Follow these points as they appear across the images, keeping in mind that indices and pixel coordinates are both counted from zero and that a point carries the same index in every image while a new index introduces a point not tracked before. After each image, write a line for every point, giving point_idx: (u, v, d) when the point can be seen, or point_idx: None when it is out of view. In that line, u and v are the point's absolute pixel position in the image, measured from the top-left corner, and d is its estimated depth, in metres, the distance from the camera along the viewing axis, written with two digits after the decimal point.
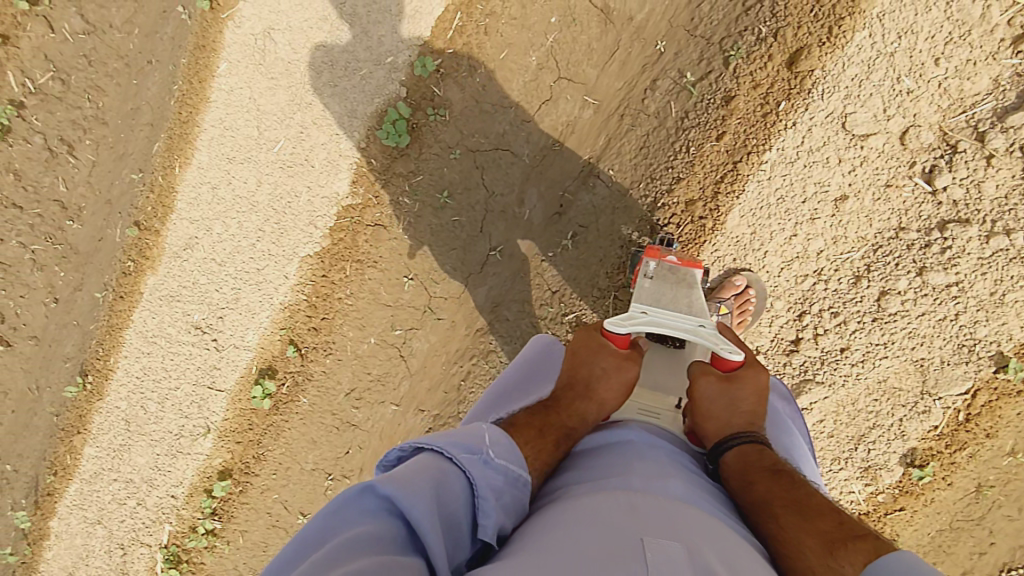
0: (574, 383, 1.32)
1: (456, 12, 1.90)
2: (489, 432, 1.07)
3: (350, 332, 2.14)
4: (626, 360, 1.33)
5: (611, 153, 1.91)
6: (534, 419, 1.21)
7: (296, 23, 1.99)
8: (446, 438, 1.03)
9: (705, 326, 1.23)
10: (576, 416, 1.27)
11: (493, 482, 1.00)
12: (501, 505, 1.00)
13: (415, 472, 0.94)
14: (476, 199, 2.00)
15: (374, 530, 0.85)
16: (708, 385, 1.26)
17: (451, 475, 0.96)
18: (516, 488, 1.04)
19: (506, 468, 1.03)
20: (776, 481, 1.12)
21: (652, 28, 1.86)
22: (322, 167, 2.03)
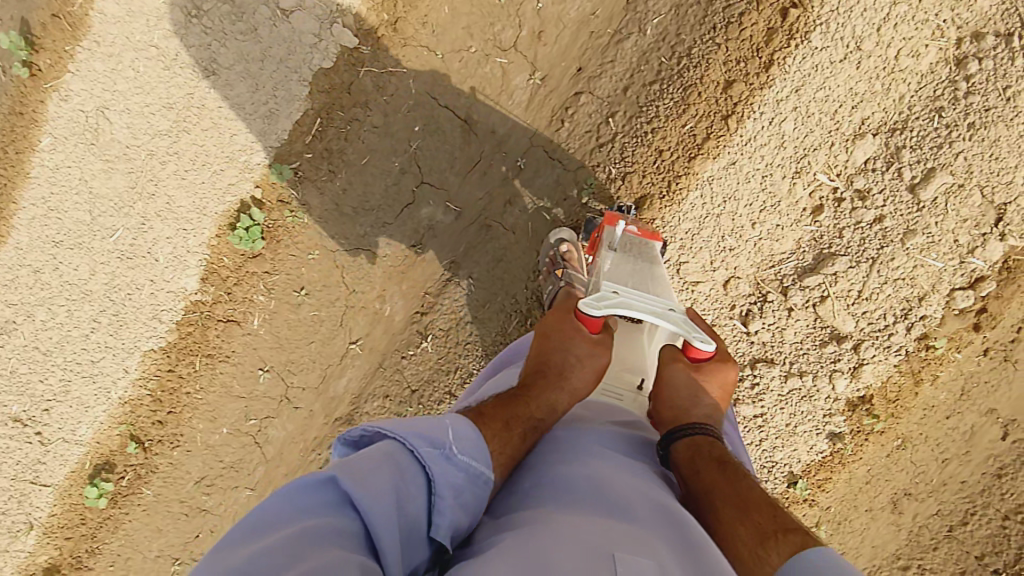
0: (547, 368, 1.25)
1: (316, 116, 1.83)
2: (448, 422, 0.99)
3: (199, 425, 2.06)
4: (598, 347, 1.29)
5: (470, 261, 1.97)
6: (501, 410, 1.12)
7: (136, 106, 1.82)
8: (416, 425, 0.96)
9: (678, 309, 1.27)
10: (546, 407, 1.19)
11: (454, 479, 0.93)
12: (461, 504, 0.93)
13: (376, 467, 0.87)
14: (336, 295, 1.99)
15: (330, 528, 0.79)
16: (677, 370, 1.26)
17: (411, 472, 0.89)
18: (479, 485, 0.96)
19: (470, 465, 0.95)
20: (721, 472, 1.09)
21: (514, 142, 1.91)
22: (167, 261, 1.91)
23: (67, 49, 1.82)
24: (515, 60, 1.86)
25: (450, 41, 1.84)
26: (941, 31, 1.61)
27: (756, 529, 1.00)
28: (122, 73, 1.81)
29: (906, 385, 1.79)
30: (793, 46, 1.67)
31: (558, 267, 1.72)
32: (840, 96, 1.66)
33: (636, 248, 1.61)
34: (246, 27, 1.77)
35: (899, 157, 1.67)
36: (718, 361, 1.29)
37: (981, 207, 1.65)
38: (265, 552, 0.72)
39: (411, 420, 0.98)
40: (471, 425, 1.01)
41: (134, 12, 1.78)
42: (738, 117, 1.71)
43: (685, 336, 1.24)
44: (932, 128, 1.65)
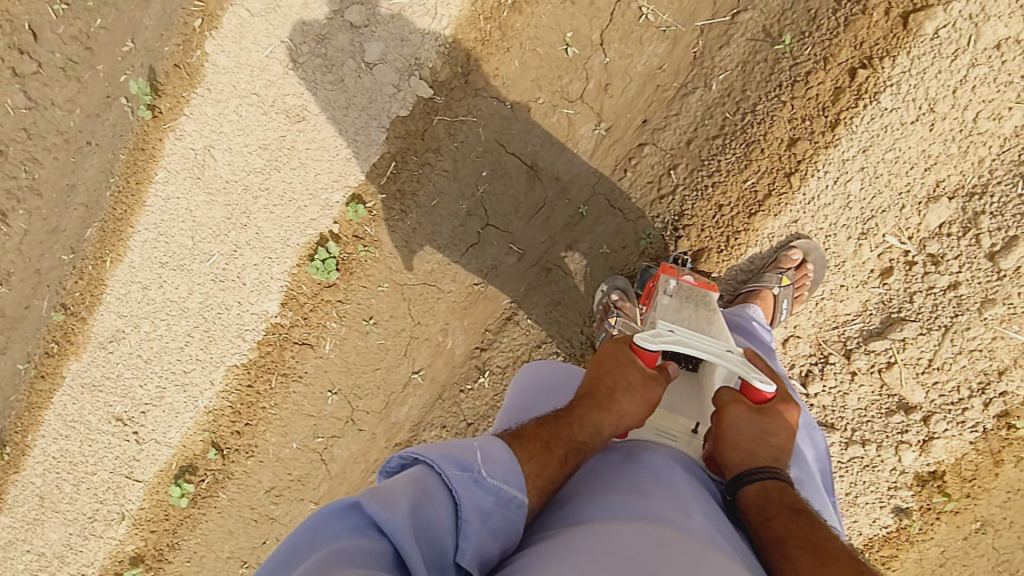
0: (596, 392, 1.28)
1: (391, 160, 1.97)
2: (481, 446, 1.04)
3: (272, 438, 2.23)
4: (650, 382, 1.28)
5: (530, 302, 2.03)
6: (543, 430, 1.17)
7: (237, 146, 2.05)
8: (444, 448, 1.01)
9: (735, 351, 1.22)
10: (590, 428, 1.21)
11: (483, 503, 0.96)
12: (489, 528, 0.96)
13: (400, 491, 0.92)
14: (401, 326, 2.11)
15: (358, 543, 0.84)
16: (740, 413, 1.19)
17: (437, 495, 0.94)
18: (510, 509, 1.00)
19: (499, 488, 0.99)
20: (795, 520, 1.05)
21: (577, 190, 1.96)
22: (253, 286, 2.10)
23: (185, 95, 2.08)
24: (582, 111, 1.91)
25: (519, 93, 1.91)
26: None
27: None
28: (226, 116, 2.04)
29: (983, 464, 1.64)
30: (861, 107, 1.59)
31: (610, 314, 1.76)
32: (908, 150, 1.57)
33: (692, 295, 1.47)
34: (334, 77, 1.93)
35: (977, 223, 1.55)
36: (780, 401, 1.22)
37: None
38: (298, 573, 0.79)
39: (446, 443, 1.03)
40: (506, 447, 1.06)
41: (240, 64, 2.00)
42: (801, 175, 1.66)
43: (745, 375, 1.19)
44: (1016, 195, 1.51)
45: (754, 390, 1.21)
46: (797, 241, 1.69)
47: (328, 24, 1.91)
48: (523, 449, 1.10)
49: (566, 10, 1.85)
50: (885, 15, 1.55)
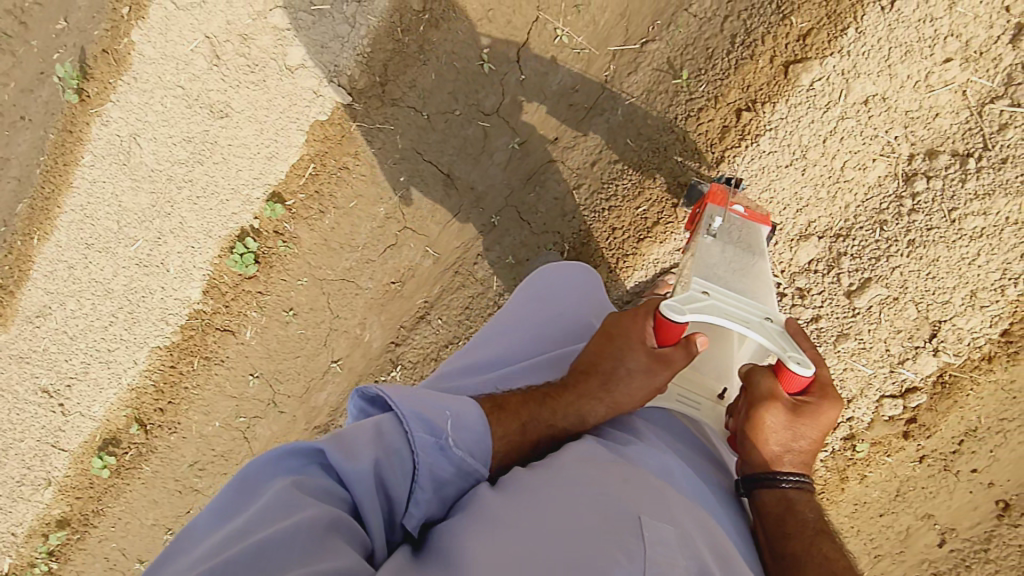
0: (597, 371, 1.24)
1: (311, 161, 2.03)
2: (455, 408, 1.08)
3: (195, 416, 2.33)
4: (658, 367, 1.19)
5: (442, 303, 2.12)
6: (522, 409, 1.18)
7: (161, 136, 2.10)
8: (417, 394, 1.07)
9: (773, 322, 1.16)
10: (574, 416, 1.22)
11: (440, 466, 1.03)
12: (440, 494, 1.04)
13: (364, 441, 1.00)
14: (321, 318, 2.19)
15: (319, 490, 0.94)
16: (777, 418, 1.14)
17: (400, 455, 1.01)
18: (463, 480, 1.06)
19: (463, 459, 1.05)
20: (815, 538, 1.08)
21: (490, 200, 2.03)
22: (177, 273, 2.18)
23: (112, 81, 2.11)
24: (496, 124, 1.98)
25: (436, 104, 1.97)
26: (891, 147, 1.59)
27: None
28: (152, 106, 2.09)
29: (831, 480, 1.78)
30: (743, 147, 1.68)
31: None
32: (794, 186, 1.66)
33: (739, 230, 1.48)
34: (257, 78, 1.99)
35: (839, 263, 1.65)
36: (820, 395, 1.16)
37: (915, 321, 1.62)
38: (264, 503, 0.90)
39: (424, 395, 1.08)
40: (482, 414, 1.10)
41: (166, 55, 2.04)
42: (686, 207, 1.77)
43: (780, 355, 1.13)
44: (874, 240, 1.62)
45: (788, 377, 1.14)
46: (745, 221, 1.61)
47: (252, 25, 1.96)
48: (497, 423, 1.13)
49: (482, 28, 1.91)
50: (769, 62, 1.64)
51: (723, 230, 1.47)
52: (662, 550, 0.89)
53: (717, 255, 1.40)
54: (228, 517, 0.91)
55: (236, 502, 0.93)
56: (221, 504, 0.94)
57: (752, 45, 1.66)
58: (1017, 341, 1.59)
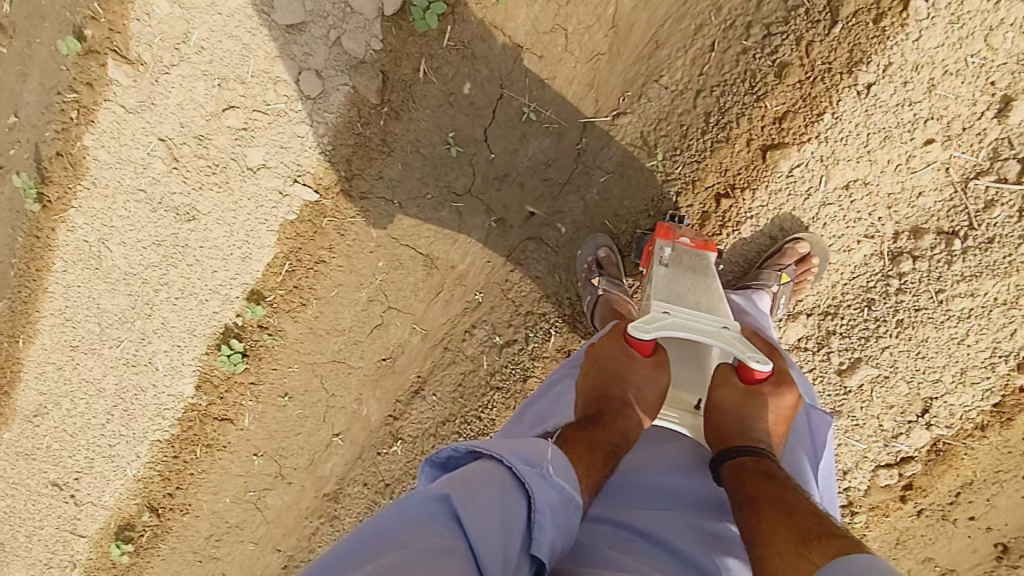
0: (612, 395, 1.26)
1: (286, 259, 1.99)
2: (548, 450, 1.07)
3: (205, 496, 2.36)
4: (660, 369, 1.27)
5: (435, 378, 2.09)
6: (584, 436, 1.16)
7: (130, 240, 2.05)
8: (512, 446, 1.04)
9: (729, 327, 1.23)
10: (620, 434, 1.21)
11: (552, 498, 0.98)
12: (558, 525, 0.97)
13: (476, 484, 0.94)
14: (316, 398, 2.18)
15: (445, 541, 0.86)
16: (727, 394, 1.21)
17: (511, 488, 0.96)
18: (570, 510, 1.01)
19: (564, 488, 1.01)
20: (767, 482, 1.06)
21: (473, 277, 1.98)
22: (166, 371, 2.17)
23: (71, 186, 2.04)
24: (470, 204, 1.90)
25: (406, 190, 1.90)
26: (875, 228, 1.53)
27: (796, 528, 0.96)
28: (116, 212, 2.03)
29: None
30: (724, 233, 1.62)
31: (592, 275, 1.73)
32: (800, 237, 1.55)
33: (688, 259, 1.45)
34: (219, 179, 1.93)
35: (829, 341, 1.62)
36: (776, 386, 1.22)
37: (908, 396, 1.61)
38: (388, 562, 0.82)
39: (512, 444, 1.06)
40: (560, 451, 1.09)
41: (123, 160, 1.97)
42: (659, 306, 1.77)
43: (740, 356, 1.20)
44: (862, 319, 1.58)
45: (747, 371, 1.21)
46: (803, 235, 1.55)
47: (207, 125, 1.90)
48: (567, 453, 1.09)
49: (445, 112, 1.82)
50: (745, 146, 1.57)
51: (675, 260, 1.45)
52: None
53: (674, 287, 1.38)
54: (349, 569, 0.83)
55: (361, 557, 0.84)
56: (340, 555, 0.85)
57: (727, 127, 1.58)
58: (1009, 411, 1.57)
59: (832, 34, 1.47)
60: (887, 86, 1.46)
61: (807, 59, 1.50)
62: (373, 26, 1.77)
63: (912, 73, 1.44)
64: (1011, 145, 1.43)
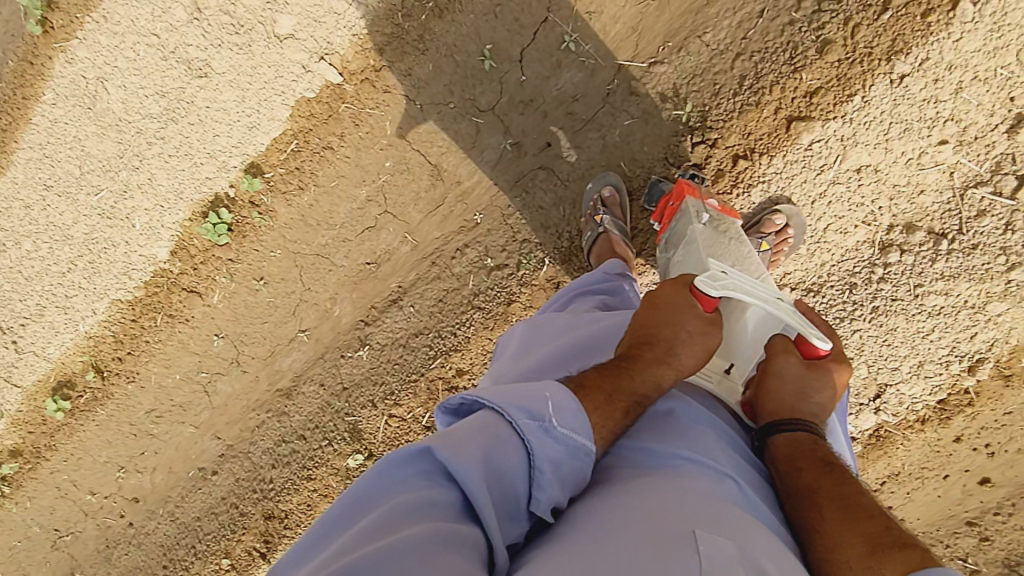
0: (656, 339, 1.21)
1: (294, 137, 1.97)
2: (551, 394, 1.00)
3: (155, 368, 2.29)
4: (713, 326, 1.24)
5: (416, 291, 2.08)
6: (605, 381, 1.12)
7: (133, 84, 1.96)
8: (513, 392, 1.00)
9: (786, 300, 1.23)
10: (650, 382, 1.16)
11: (552, 452, 0.95)
12: (560, 476, 0.96)
13: (466, 437, 0.91)
14: (291, 288, 2.15)
15: (426, 496, 0.86)
16: (788, 364, 1.22)
17: (507, 443, 0.93)
18: (576, 459, 0.99)
19: (569, 437, 0.97)
20: (827, 473, 1.08)
21: (476, 198, 1.99)
22: (142, 230, 2.10)
23: (78, 16, 1.94)
24: (490, 122, 1.90)
25: (430, 94, 1.90)
26: (873, 216, 1.62)
27: (865, 537, 0.96)
28: (123, 52, 1.94)
29: None
30: (734, 193, 1.69)
31: (596, 213, 1.76)
32: (794, 208, 1.65)
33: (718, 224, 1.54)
34: (241, 40, 1.88)
35: None
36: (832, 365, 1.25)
37: (865, 381, 1.72)
38: (371, 526, 0.83)
39: (516, 388, 1.01)
40: (570, 395, 1.02)
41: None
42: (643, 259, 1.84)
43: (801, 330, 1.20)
44: (841, 300, 1.68)
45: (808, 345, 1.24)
46: (778, 204, 1.65)
47: None
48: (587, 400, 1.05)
49: (488, 22, 1.82)
50: (772, 114, 1.63)
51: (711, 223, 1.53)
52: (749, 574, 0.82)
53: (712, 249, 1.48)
54: (336, 533, 0.85)
55: (345, 516, 0.87)
56: (330, 519, 0.88)
57: (758, 93, 1.64)
58: (950, 408, 1.71)
59: (880, 20, 1.53)
60: (919, 80, 1.52)
61: (851, 40, 1.55)
62: None
63: (945, 73, 1.51)
64: (1013, 162, 1.52)
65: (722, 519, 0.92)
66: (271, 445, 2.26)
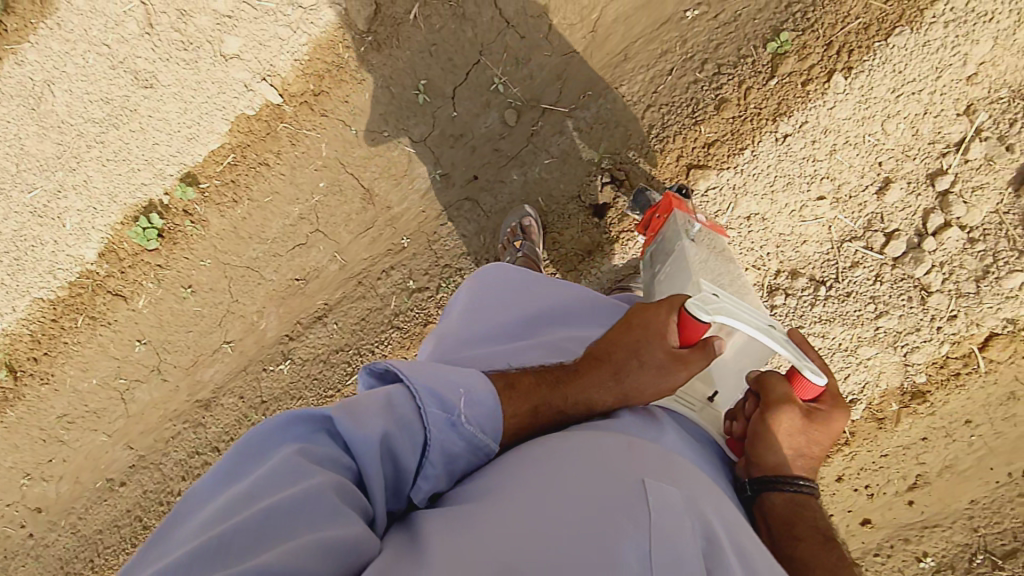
0: (611, 361, 1.20)
1: (231, 151, 2.05)
2: (467, 381, 1.06)
3: (72, 371, 2.27)
4: (680, 363, 1.18)
5: (341, 308, 2.14)
6: (535, 391, 1.13)
7: (78, 89, 2.02)
8: (421, 368, 1.05)
9: (779, 327, 1.15)
10: (582, 403, 1.17)
11: (449, 441, 1.02)
12: (449, 467, 1.04)
13: (371, 411, 0.97)
14: (219, 299, 2.18)
15: (325, 459, 0.92)
16: (792, 418, 1.17)
17: (411, 424, 0.99)
18: (474, 452, 1.05)
19: (474, 433, 1.03)
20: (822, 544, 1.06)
21: (404, 222, 2.08)
22: (73, 230, 2.13)
23: (33, 21, 1.98)
24: (422, 152, 2.02)
25: (365, 121, 2.01)
26: (761, 261, 1.76)
27: None
28: (73, 58, 2.00)
29: None
30: (637, 232, 1.83)
31: (515, 241, 1.85)
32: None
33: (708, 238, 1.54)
34: (189, 56, 1.97)
35: None
36: (832, 403, 1.21)
37: None
38: (271, 473, 0.89)
39: (434, 369, 1.06)
40: (490, 386, 1.07)
41: (97, 10, 1.96)
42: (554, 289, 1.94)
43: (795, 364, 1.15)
44: None
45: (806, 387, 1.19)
46: None
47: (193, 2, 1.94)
48: (506, 402, 1.08)
49: (424, 59, 1.95)
50: (674, 160, 1.78)
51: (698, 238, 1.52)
52: (669, 514, 0.89)
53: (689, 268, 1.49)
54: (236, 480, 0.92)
55: (242, 466, 0.93)
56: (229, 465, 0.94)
57: (664, 141, 1.80)
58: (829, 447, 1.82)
59: (767, 85, 1.70)
60: (800, 140, 1.69)
61: (744, 100, 1.72)
62: None
63: (822, 135, 1.67)
64: (881, 221, 1.67)
65: (672, 469, 1.01)
66: (183, 457, 2.24)
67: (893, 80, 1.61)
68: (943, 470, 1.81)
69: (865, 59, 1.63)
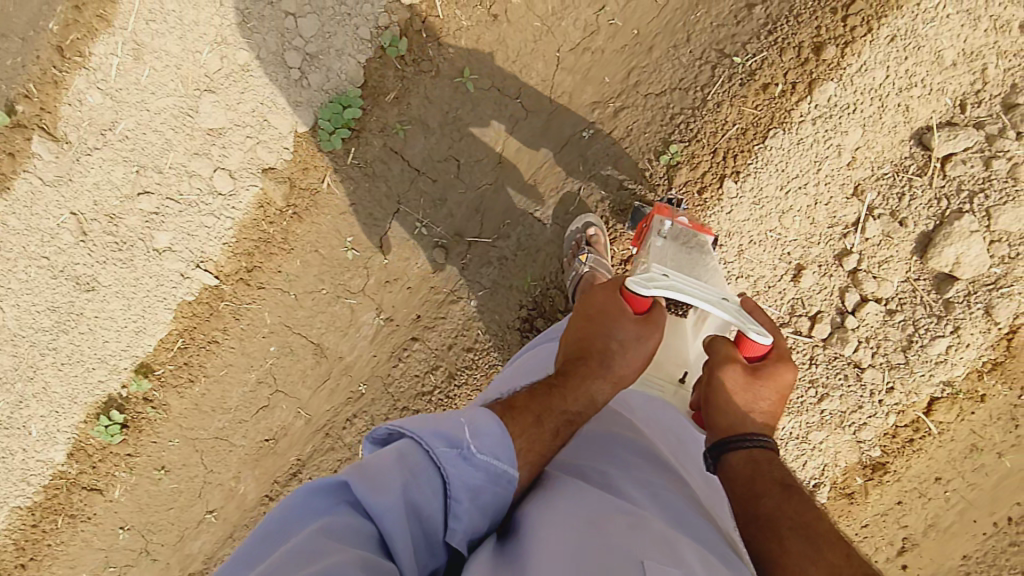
0: (589, 351, 1.27)
1: (179, 335, 2.11)
2: (472, 417, 1.03)
3: (59, 571, 2.26)
4: (647, 327, 1.28)
5: (314, 463, 2.15)
6: (533, 403, 1.15)
7: (24, 303, 2.09)
8: (429, 421, 1.02)
9: (731, 299, 1.17)
10: (584, 399, 1.20)
11: (471, 479, 0.98)
12: (480, 503, 1.00)
13: (385, 471, 0.94)
14: (194, 472, 2.19)
15: (342, 532, 0.89)
16: (735, 373, 1.21)
17: (427, 473, 0.96)
18: (498, 484, 1.01)
19: (491, 462, 1.00)
20: (787, 498, 1.07)
21: (359, 369, 2.12)
22: (39, 436, 2.17)
23: None
24: (363, 301, 2.08)
25: (302, 284, 2.07)
26: None
27: (830, 570, 0.95)
28: (15, 275, 2.07)
29: None
30: None
31: None
32: None
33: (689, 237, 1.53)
34: (124, 256, 2.06)
35: None
36: (776, 358, 1.24)
37: None
38: (288, 553, 0.85)
39: (438, 415, 1.04)
40: (496, 418, 1.05)
41: (32, 228, 2.05)
42: None
43: (740, 326, 1.17)
44: None
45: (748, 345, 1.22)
46: None
47: (120, 206, 2.03)
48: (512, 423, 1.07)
49: (345, 219, 2.02)
50: None
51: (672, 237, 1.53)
52: None
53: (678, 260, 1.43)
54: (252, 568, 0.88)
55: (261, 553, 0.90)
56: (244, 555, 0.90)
57: None
58: None
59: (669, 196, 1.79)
60: None
61: None
62: (286, 139, 1.98)
63: (726, 239, 1.77)
64: (804, 306, 1.75)
65: (665, 535, 0.97)
66: None
67: (780, 178, 1.74)
68: (927, 528, 1.79)
69: (750, 163, 1.75)
